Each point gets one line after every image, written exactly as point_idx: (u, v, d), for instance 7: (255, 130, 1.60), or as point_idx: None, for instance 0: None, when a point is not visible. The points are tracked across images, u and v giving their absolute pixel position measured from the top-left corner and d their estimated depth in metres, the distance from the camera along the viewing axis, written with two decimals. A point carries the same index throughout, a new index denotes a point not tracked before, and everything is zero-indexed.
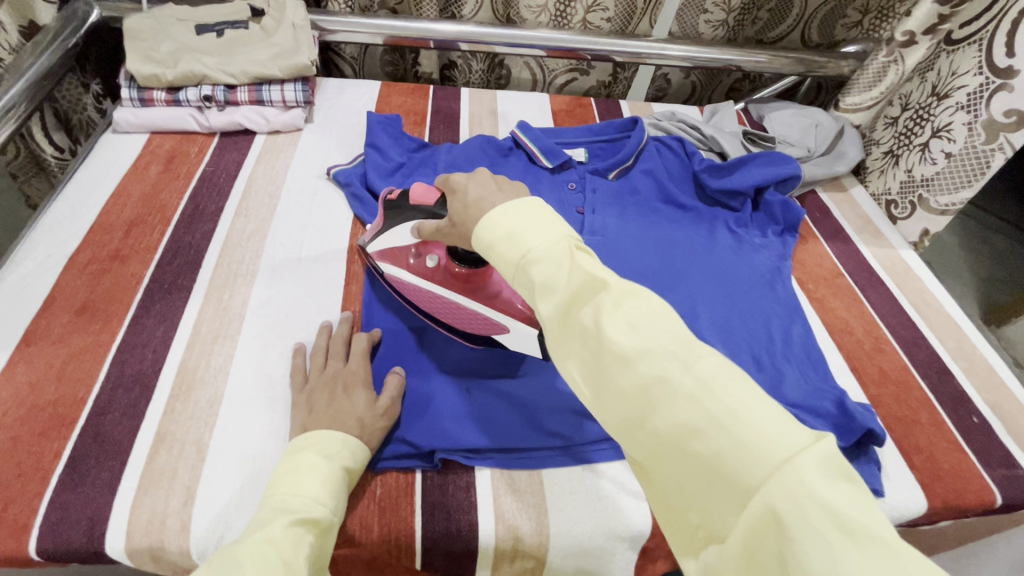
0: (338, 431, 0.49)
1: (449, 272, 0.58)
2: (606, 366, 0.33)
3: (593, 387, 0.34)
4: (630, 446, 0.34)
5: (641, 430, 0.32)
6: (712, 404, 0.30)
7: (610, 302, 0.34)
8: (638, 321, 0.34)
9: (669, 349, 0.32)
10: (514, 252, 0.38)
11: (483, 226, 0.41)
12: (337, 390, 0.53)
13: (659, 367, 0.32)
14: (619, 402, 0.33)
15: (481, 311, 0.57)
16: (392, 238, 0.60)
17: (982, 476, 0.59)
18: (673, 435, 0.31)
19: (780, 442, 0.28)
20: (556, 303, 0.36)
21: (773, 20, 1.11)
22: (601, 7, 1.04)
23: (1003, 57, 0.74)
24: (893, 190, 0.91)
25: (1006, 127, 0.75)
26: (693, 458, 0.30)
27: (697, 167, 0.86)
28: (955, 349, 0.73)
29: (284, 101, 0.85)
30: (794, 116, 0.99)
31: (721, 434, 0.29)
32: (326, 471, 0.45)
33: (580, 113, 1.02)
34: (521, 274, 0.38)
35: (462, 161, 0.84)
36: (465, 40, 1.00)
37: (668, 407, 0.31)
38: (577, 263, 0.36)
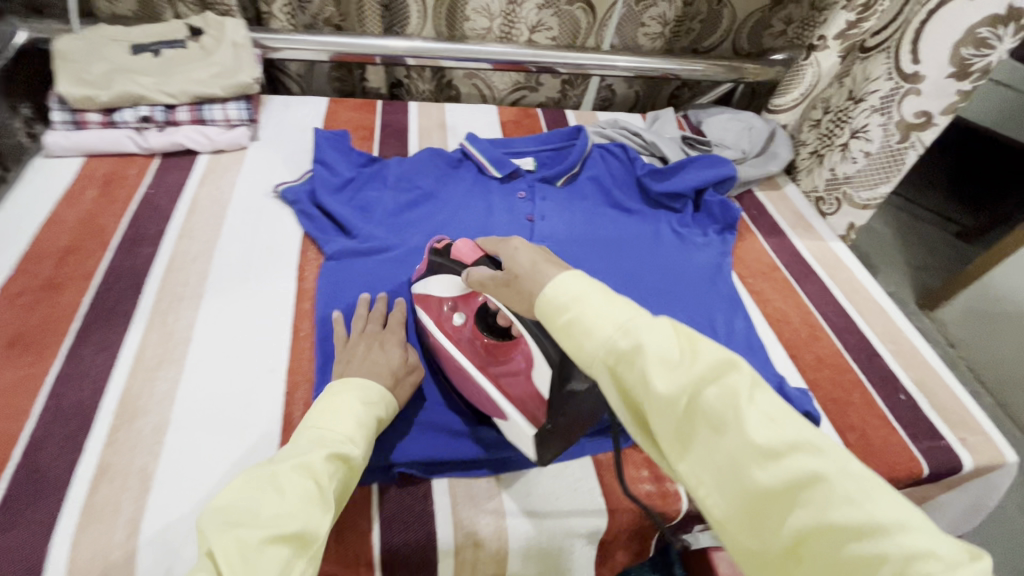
0: (372, 381, 0.53)
1: (473, 338, 0.58)
2: (743, 459, 0.32)
3: (721, 476, 0.33)
4: (755, 540, 0.32)
5: (779, 529, 0.31)
6: (869, 506, 0.30)
7: (744, 389, 0.33)
8: (773, 414, 0.33)
9: (813, 445, 0.32)
10: (619, 313, 0.37)
11: (552, 282, 0.40)
12: (372, 346, 0.58)
13: (807, 463, 0.31)
14: (760, 496, 0.32)
15: (488, 387, 0.55)
16: (433, 287, 0.62)
17: (910, 449, 0.64)
18: (821, 536, 0.30)
19: (939, 552, 0.28)
20: (678, 379, 0.34)
21: (705, 30, 1.17)
22: (545, 27, 1.09)
23: (909, 63, 0.80)
24: (820, 188, 0.97)
25: (916, 126, 0.82)
26: (843, 559, 0.29)
27: (641, 172, 0.90)
28: (883, 332, 0.78)
29: (227, 119, 0.85)
30: (729, 120, 1.05)
31: (882, 540, 0.29)
32: (361, 417, 0.48)
33: (527, 123, 1.04)
34: (626, 338, 0.35)
35: (412, 174, 0.85)
36: (411, 55, 1.01)
37: (823, 507, 0.30)
38: (697, 346, 0.36)
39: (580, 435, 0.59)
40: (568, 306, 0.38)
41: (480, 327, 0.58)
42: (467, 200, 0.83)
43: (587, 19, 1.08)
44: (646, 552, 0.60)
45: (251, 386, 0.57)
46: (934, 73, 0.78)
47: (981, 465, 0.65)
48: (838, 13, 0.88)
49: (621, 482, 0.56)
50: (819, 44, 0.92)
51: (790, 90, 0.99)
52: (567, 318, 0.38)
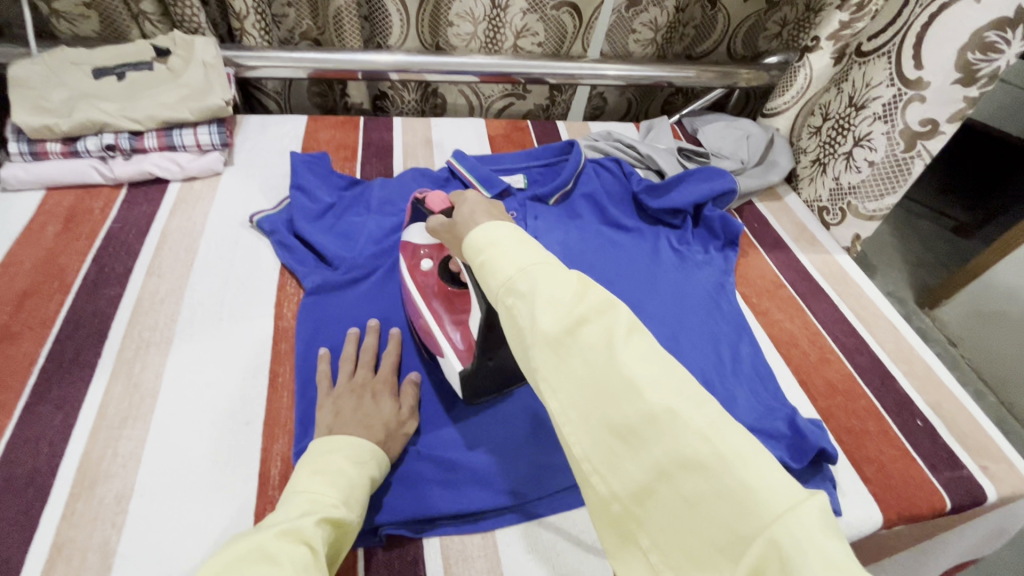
0: (365, 438, 0.49)
1: (435, 284, 0.62)
2: (606, 389, 0.32)
3: (587, 411, 0.33)
4: (613, 479, 0.32)
5: (630, 462, 0.32)
6: (719, 444, 0.30)
7: (621, 330, 0.34)
8: (647, 359, 0.34)
9: (674, 385, 0.32)
10: (526, 256, 0.38)
11: (480, 227, 0.43)
12: (362, 398, 0.54)
13: (663, 398, 0.31)
14: (617, 432, 0.32)
15: (434, 325, 0.59)
16: (410, 236, 0.67)
17: (931, 482, 0.60)
18: (667, 469, 0.30)
19: (772, 487, 0.28)
20: (560, 316, 0.35)
21: (699, 35, 1.13)
22: (530, 32, 1.04)
23: (912, 68, 0.77)
24: (823, 198, 0.94)
25: (922, 135, 0.78)
26: (681, 489, 0.30)
27: (637, 188, 0.86)
28: (895, 351, 0.75)
29: (198, 144, 0.80)
30: (726, 128, 1.02)
31: (723, 475, 0.29)
32: (353, 478, 0.45)
33: (517, 137, 1.00)
34: (521, 279, 0.37)
35: (398, 197, 0.81)
36: (393, 69, 0.96)
37: (673, 444, 0.30)
38: (587, 286, 0.36)
39: (579, 480, 0.55)
40: (483, 251, 0.40)
41: (444, 277, 0.62)
42: None
43: (574, 22, 1.04)
44: None
45: (227, 445, 0.53)
46: (940, 79, 0.74)
47: (1005, 495, 0.61)
48: (831, 14, 0.85)
49: None
50: (813, 45, 0.89)
51: (788, 90, 0.96)
52: (481, 259, 0.40)
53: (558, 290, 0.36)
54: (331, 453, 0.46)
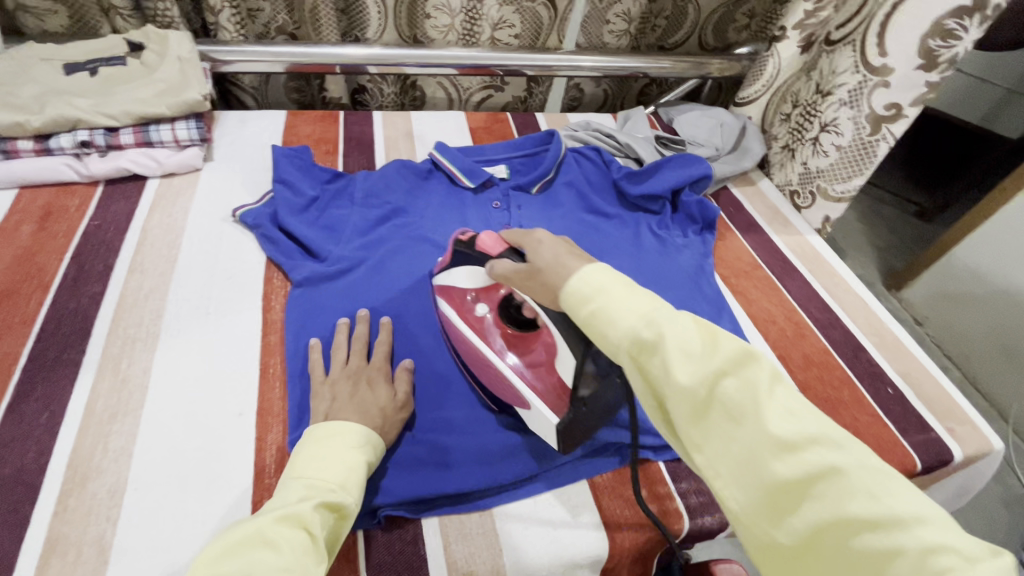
0: (360, 422, 0.50)
1: (497, 330, 0.58)
2: (762, 451, 0.33)
3: (740, 469, 0.33)
4: (772, 532, 0.33)
5: (793, 518, 0.32)
6: (889, 502, 0.30)
7: (765, 384, 0.34)
8: (794, 411, 0.34)
9: (830, 439, 0.32)
10: (642, 306, 0.37)
11: (578, 274, 0.40)
12: (357, 384, 0.54)
13: (825, 456, 0.31)
14: (776, 488, 0.32)
15: (511, 377, 0.55)
16: (453, 278, 0.62)
17: (902, 445, 0.63)
18: (832, 526, 0.30)
19: (955, 545, 0.28)
20: (698, 371, 0.34)
21: (670, 27, 1.16)
22: (507, 24, 1.05)
23: (876, 56, 0.80)
24: (794, 181, 0.98)
25: (886, 119, 0.82)
26: (856, 550, 0.30)
27: (617, 176, 0.88)
28: (865, 324, 0.78)
29: (177, 140, 0.79)
30: (700, 116, 1.05)
31: (902, 534, 0.29)
32: (353, 461, 0.45)
33: (497, 128, 1.01)
34: (648, 331, 0.35)
35: (381, 189, 0.81)
36: (372, 63, 0.97)
37: (838, 501, 0.31)
38: (717, 338, 0.36)
39: (572, 456, 0.57)
40: (590, 301, 0.38)
41: (505, 319, 0.58)
42: (440, 214, 0.80)
43: (549, 13, 1.05)
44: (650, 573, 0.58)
45: (221, 437, 0.53)
46: (903, 64, 0.78)
47: (970, 454, 0.65)
48: (797, 4, 0.89)
49: (621, 505, 0.55)
50: (782, 35, 0.94)
51: (755, 81, 1.01)
52: (589, 309, 0.38)
53: (688, 340, 0.35)
54: (330, 437, 0.46)
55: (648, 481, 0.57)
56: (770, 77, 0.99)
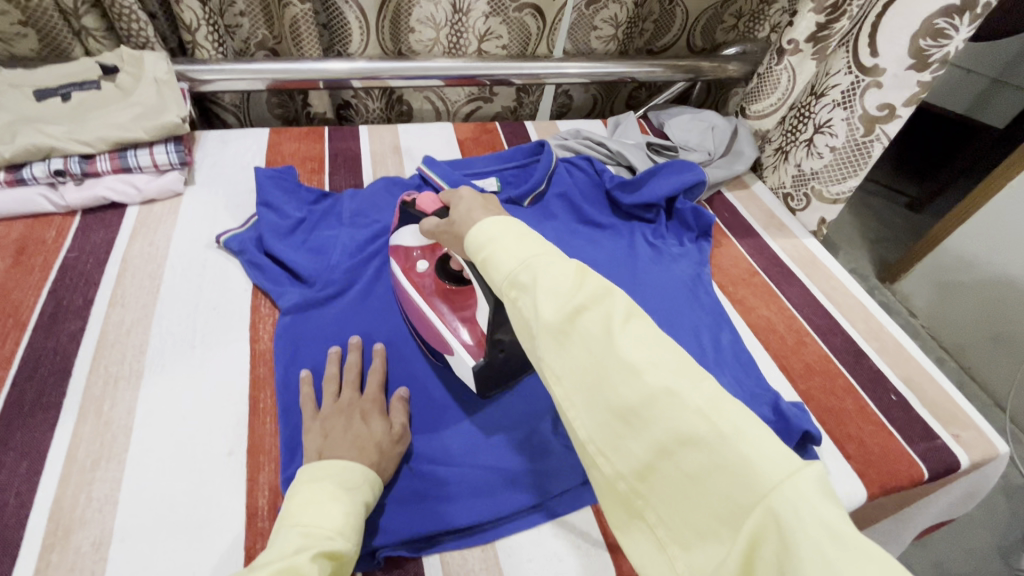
0: (356, 460, 0.48)
1: (434, 282, 0.63)
2: (607, 375, 0.34)
3: (589, 398, 0.35)
4: (619, 458, 0.34)
5: (630, 441, 0.34)
6: (719, 421, 0.31)
7: (619, 317, 0.36)
8: (644, 339, 0.35)
9: (673, 367, 0.34)
10: (522, 249, 0.40)
11: (477, 223, 0.44)
12: (350, 418, 0.53)
13: (663, 380, 0.33)
14: (618, 413, 0.34)
15: (438, 322, 0.60)
16: (401, 237, 0.67)
17: (908, 454, 0.63)
18: (665, 445, 0.32)
19: (770, 461, 0.29)
20: (561, 305, 0.36)
21: (658, 29, 1.16)
22: (494, 35, 1.04)
23: (868, 56, 0.79)
24: (787, 184, 0.97)
25: (880, 119, 0.81)
26: (680, 463, 0.32)
27: (609, 185, 0.87)
28: (865, 328, 0.77)
29: (155, 165, 0.76)
30: (691, 120, 1.04)
31: (723, 449, 0.30)
32: (347, 506, 0.43)
33: (487, 139, 1.00)
34: (524, 273, 0.39)
35: (369, 208, 0.79)
36: (357, 77, 0.95)
37: (667, 420, 0.32)
38: (585, 275, 0.38)
39: (575, 482, 0.55)
40: (484, 247, 0.42)
41: (441, 274, 0.63)
42: None
43: (537, 23, 1.04)
44: None
45: (211, 479, 0.51)
46: (894, 65, 0.77)
47: (976, 460, 0.64)
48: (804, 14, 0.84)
49: None
50: (790, 48, 0.88)
51: (766, 95, 0.95)
52: (483, 255, 0.42)
53: (559, 281, 0.37)
54: (320, 481, 0.44)
55: None
56: (774, 87, 0.93)
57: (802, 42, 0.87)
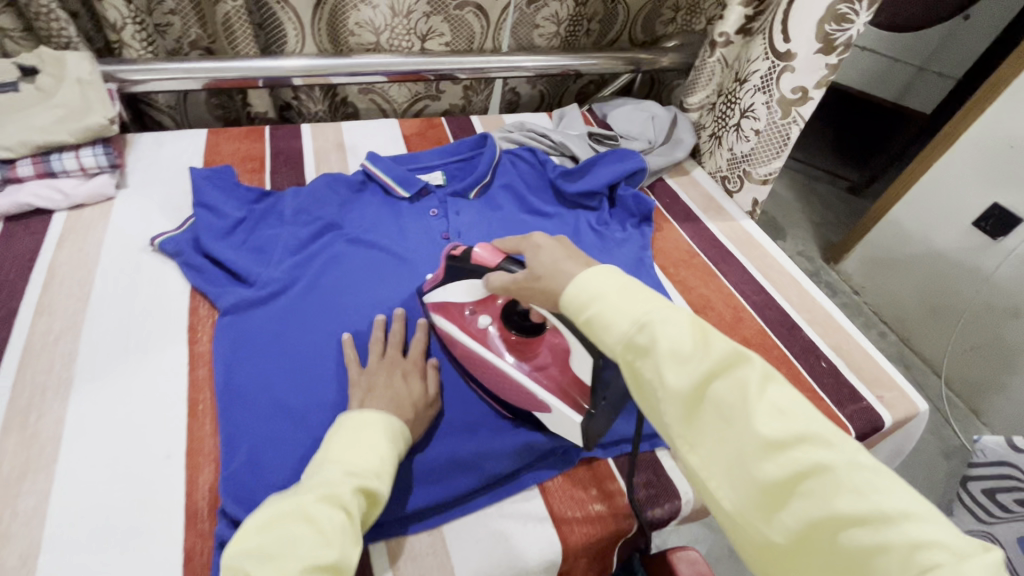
0: (393, 415, 0.51)
1: (504, 339, 0.58)
2: (750, 452, 0.36)
3: (730, 472, 0.37)
4: (767, 531, 0.35)
5: (781, 515, 0.35)
6: (875, 498, 0.33)
7: (755, 383, 0.37)
8: (785, 409, 0.37)
9: (820, 437, 0.35)
10: (634, 310, 0.41)
11: (574, 280, 0.44)
12: (392, 374, 0.56)
13: (814, 454, 0.34)
14: (769, 489, 0.35)
15: (527, 382, 0.56)
16: (450, 292, 0.61)
17: (836, 416, 0.67)
18: (822, 523, 0.33)
19: (943, 543, 0.30)
20: (689, 374, 0.38)
21: (604, 27, 1.17)
22: (436, 33, 1.03)
23: (781, 42, 0.83)
24: (722, 167, 1.01)
25: (795, 102, 0.86)
26: (838, 543, 0.33)
27: (552, 175, 0.88)
28: (798, 302, 0.81)
29: (83, 168, 0.74)
30: (633, 111, 1.07)
31: (887, 529, 0.31)
32: (384, 451, 0.47)
33: (433, 134, 1.00)
34: (642, 335, 0.40)
35: (312, 206, 0.78)
36: (299, 74, 0.94)
37: (827, 499, 0.33)
38: (708, 340, 0.39)
39: (519, 464, 0.57)
40: (588, 306, 0.42)
41: (510, 327, 0.58)
42: (377, 226, 0.79)
43: (480, 22, 1.04)
44: (605, 568, 0.59)
45: (148, 483, 0.50)
46: (805, 49, 0.81)
47: (898, 418, 0.69)
48: (733, 6, 0.89)
49: (572, 506, 0.55)
50: (722, 40, 0.93)
51: (701, 87, 1.01)
52: (586, 314, 0.43)
53: (679, 342, 0.39)
54: (363, 427, 0.48)
55: (598, 480, 0.58)
56: (707, 76, 0.99)
57: (733, 34, 0.92)
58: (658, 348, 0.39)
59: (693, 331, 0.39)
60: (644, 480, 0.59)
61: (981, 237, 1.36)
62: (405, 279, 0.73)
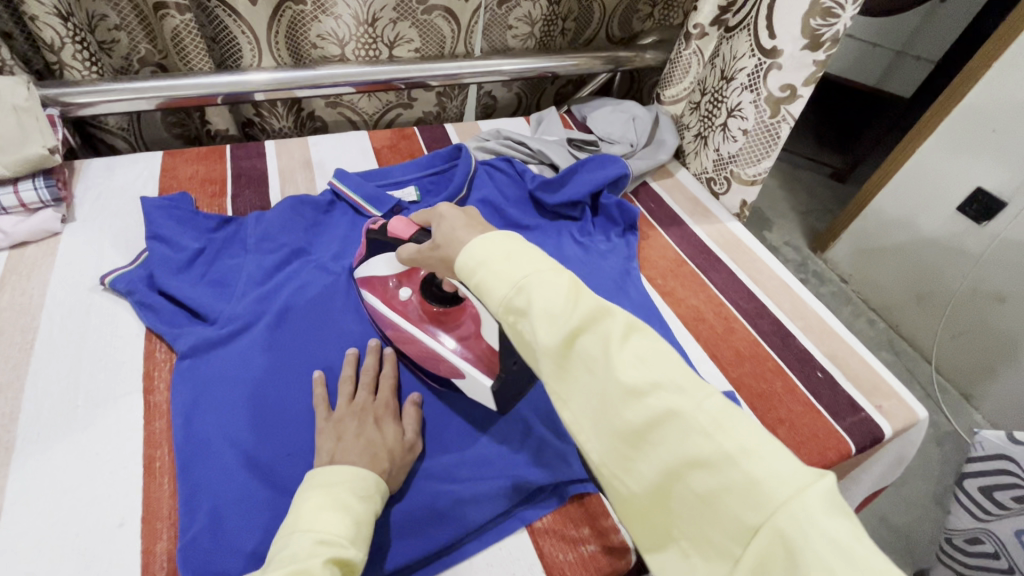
0: (367, 468, 0.48)
1: (421, 308, 0.62)
2: (611, 401, 0.36)
3: (597, 423, 0.37)
4: (631, 482, 0.36)
5: (638, 463, 0.35)
6: (723, 438, 0.33)
7: (617, 335, 0.37)
8: (644, 357, 0.36)
9: (676, 383, 0.35)
10: (513, 273, 0.40)
11: (466, 246, 0.44)
12: (364, 421, 0.53)
13: (666, 400, 0.34)
14: (626, 436, 0.35)
15: (442, 348, 0.59)
16: (374, 266, 0.65)
17: (836, 430, 0.64)
18: (673, 468, 0.34)
19: (782, 476, 0.31)
20: (557, 329, 0.37)
21: (579, 25, 1.13)
22: (404, 39, 0.98)
23: (767, 39, 0.80)
24: (708, 168, 0.97)
25: (783, 100, 0.82)
26: (692, 488, 0.33)
27: (531, 186, 0.84)
28: (789, 308, 0.79)
29: (23, 204, 0.68)
30: (612, 112, 1.03)
31: (730, 469, 0.32)
32: (359, 512, 0.44)
33: (405, 146, 0.96)
34: (519, 296, 0.39)
35: (277, 231, 0.73)
36: (261, 89, 0.89)
37: (677, 443, 0.34)
38: (578, 295, 0.39)
39: (507, 507, 0.53)
40: (475, 272, 0.42)
41: (429, 298, 0.62)
42: (348, 250, 0.74)
43: (450, 27, 0.99)
44: None
45: (99, 558, 0.46)
46: (791, 46, 0.77)
47: (898, 429, 0.66)
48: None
49: (563, 549, 0.52)
50: (697, 32, 0.92)
51: (678, 79, 1.00)
52: (475, 279, 0.42)
53: (553, 303, 0.38)
54: (335, 486, 0.44)
55: (590, 517, 0.55)
56: (682, 70, 0.98)
57: (708, 27, 0.92)
58: (536, 311, 0.38)
59: (679, 373, 0.36)
60: None
61: (966, 223, 1.34)
62: None
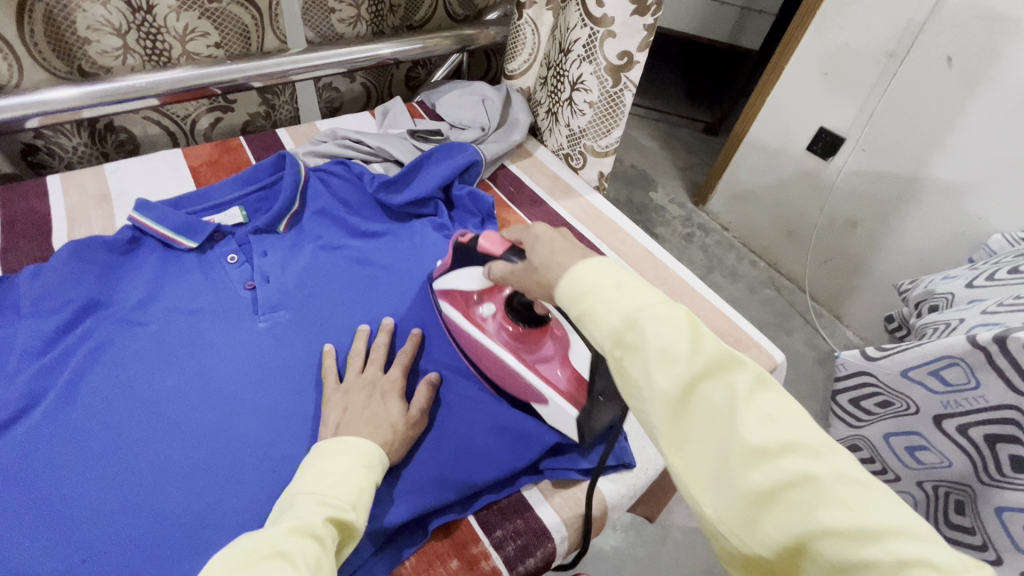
0: (372, 438, 0.49)
1: (502, 328, 0.60)
2: (735, 459, 0.33)
3: (715, 473, 0.34)
4: (754, 545, 0.33)
5: (766, 524, 0.32)
6: (864, 514, 0.31)
7: (744, 390, 0.35)
8: (774, 414, 0.34)
9: (810, 447, 0.33)
10: (625, 305, 0.37)
11: (581, 266, 0.40)
12: (372, 394, 0.55)
13: (801, 464, 0.32)
14: (752, 496, 0.32)
15: (522, 371, 0.57)
16: (454, 279, 0.61)
17: None
18: (810, 535, 0.31)
19: (936, 563, 0.29)
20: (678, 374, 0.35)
21: (411, 5, 1.04)
22: (198, 33, 0.85)
23: (596, 7, 0.77)
24: (563, 145, 0.95)
25: (622, 68, 0.80)
26: (826, 557, 0.31)
27: (371, 189, 0.77)
28: (653, 275, 0.79)
29: None
30: (461, 95, 0.98)
31: (874, 546, 0.30)
32: (360, 480, 0.45)
33: (229, 159, 0.84)
34: (632, 332, 0.36)
35: (55, 287, 0.59)
36: (28, 110, 0.73)
37: (811, 508, 0.31)
38: (699, 339, 0.36)
39: (365, 556, 0.48)
40: (581, 301, 0.39)
41: (513, 318, 0.60)
42: (156, 292, 0.63)
43: (251, 13, 0.87)
44: None
45: None
46: (620, 12, 0.75)
47: None
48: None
49: None
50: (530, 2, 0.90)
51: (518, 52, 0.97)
52: (579, 308, 0.39)
53: (673, 342, 0.35)
54: (339, 454, 0.46)
55: (458, 547, 0.52)
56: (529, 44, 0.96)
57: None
58: (655, 349, 0.35)
59: (811, 435, 0.33)
60: (512, 529, 0.54)
61: (815, 160, 1.44)
62: (199, 357, 0.60)
